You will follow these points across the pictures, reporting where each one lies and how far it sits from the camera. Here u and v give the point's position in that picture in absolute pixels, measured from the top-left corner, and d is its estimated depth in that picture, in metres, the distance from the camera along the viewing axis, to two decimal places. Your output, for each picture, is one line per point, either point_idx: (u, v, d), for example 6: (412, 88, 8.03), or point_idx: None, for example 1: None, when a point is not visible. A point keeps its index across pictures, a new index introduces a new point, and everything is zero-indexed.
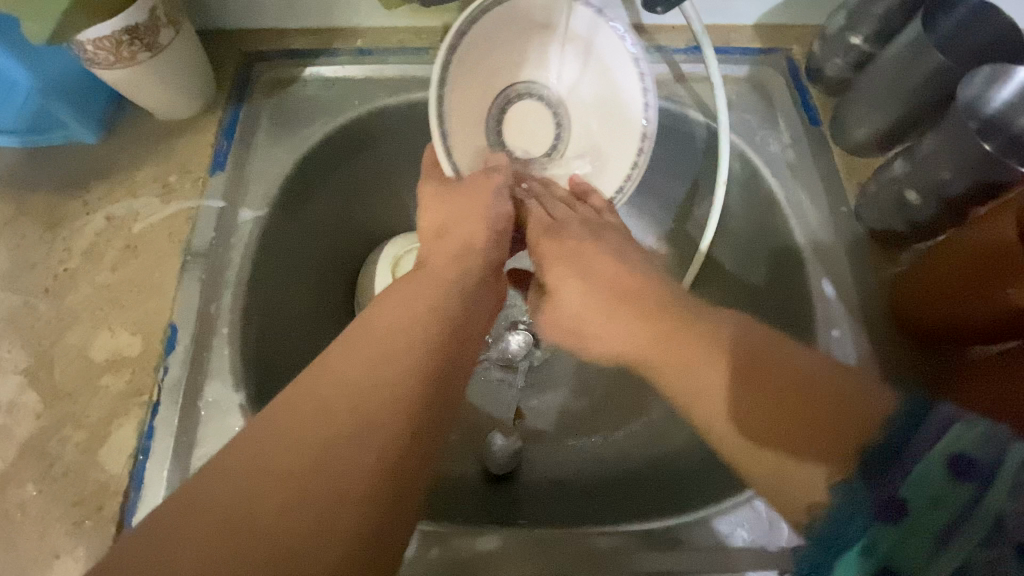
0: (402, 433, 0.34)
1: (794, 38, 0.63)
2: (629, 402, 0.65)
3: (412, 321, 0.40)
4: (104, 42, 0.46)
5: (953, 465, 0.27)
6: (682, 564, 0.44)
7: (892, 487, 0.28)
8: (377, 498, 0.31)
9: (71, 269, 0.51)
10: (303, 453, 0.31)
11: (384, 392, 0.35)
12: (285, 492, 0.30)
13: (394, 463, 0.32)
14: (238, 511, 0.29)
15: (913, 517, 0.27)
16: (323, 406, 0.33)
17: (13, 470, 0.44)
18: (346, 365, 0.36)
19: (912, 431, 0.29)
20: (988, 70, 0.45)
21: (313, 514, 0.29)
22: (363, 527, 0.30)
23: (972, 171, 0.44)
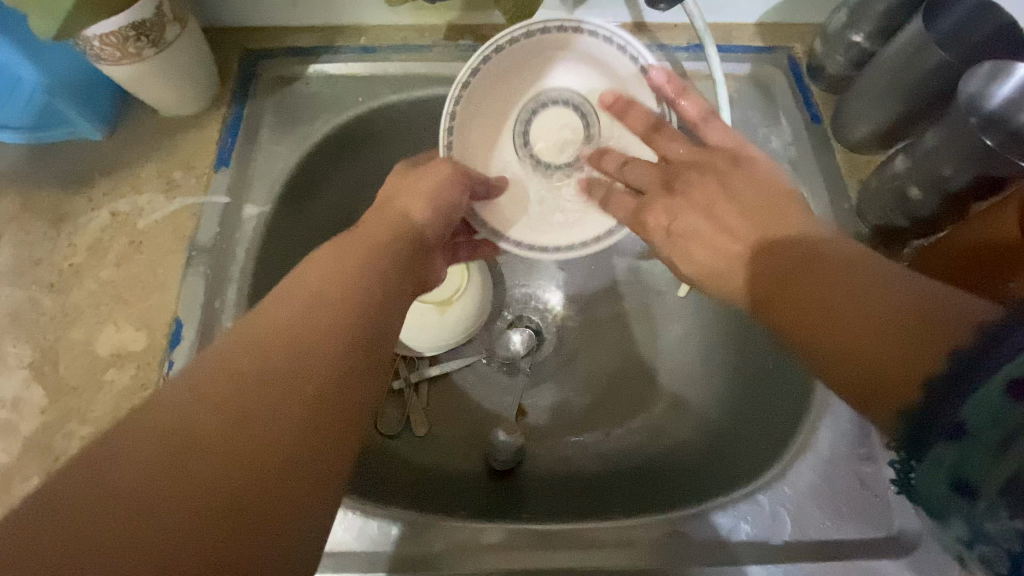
0: (338, 380, 0.32)
1: (796, 36, 0.63)
2: (631, 399, 0.65)
3: (355, 274, 0.38)
4: (111, 37, 0.46)
5: (1015, 389, 0.23)
6: (685, 558, 0.44)
7: (954, 407, 0.25)
8: (305, 451, 0.29)
9: (75, 265, 0.51)
10: (223, 396, 0.29)
11: (327, 343, 0.33)
12: (216, 415, 0.28)
13: (331, 412, 0.31)
14: (133, 455, 0.26)
15: (973, 437, 0.24)
16: (260, 332, 0.32)
17: (18, 465, 0.44)
18: (285, 311, 0.34)
19: (987, 348, 0.25)
20: (988, 67, 0.45)
21: (240, 443, 0.28)
22: (289, 470, 0.28)
23: (973, 164, 0.44)
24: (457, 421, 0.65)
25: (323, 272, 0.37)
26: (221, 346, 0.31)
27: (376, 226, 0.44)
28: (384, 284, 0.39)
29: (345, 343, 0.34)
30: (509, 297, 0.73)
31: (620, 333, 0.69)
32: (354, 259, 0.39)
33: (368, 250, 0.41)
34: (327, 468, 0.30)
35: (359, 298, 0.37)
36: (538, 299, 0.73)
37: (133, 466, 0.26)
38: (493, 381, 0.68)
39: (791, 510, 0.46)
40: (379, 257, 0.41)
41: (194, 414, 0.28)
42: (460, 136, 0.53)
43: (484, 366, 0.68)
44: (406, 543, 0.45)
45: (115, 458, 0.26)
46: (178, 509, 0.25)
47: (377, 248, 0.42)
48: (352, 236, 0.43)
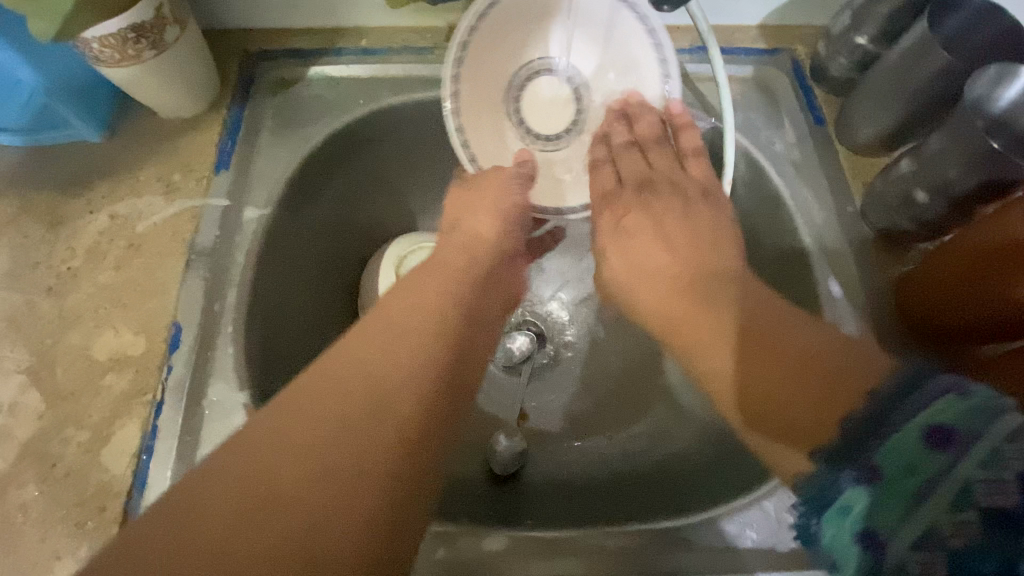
0: (417, 427, 0.33)
1: (798, 38, 0.63)
2: (634, 403, 0.65)
3: (422, 318, 0.39)
4: (110, 39, 0.46)
5: (931, 434, 0.26)
6: (691, 565, 0.44)
7: (869, 454, 0.28)
8: (396, 477, 0.31)
9: (73, 269, 0.51)
10: (318, 430, 0.31)
11: (402, 383, 0.34)
12: (308, 458, 0.30)
13: (410, 454, 0.32)
14: (247, 483, 0.29)
15: (887, 478, 0.27)
16: (349, 368, 0.34)
17: (14, 471, 0.44)
18: (363, 356, 0.35)
19: (903, 400, 0.28)
20: (993, 70, 0.45)
21: (329, 482, 0.29)
22: (377, 509, 0.30)
23: (980, 169, 0.44)
24: None
25: (393, 320, 0.38)
26: (304, 391, 0.33)
27: (436, 269, 0.45)
28: (450, 327, 0.40)
29: (420, 387, 0.35)
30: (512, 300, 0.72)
31: (621, 337, 0.69)
32: (418, 306, 0.40)
33: (430, 297, 0.41)
34: (409, 510, 0.31)
35: (424, 343, 0.37)
36: (539, 303, 0.72)
37: (248, 493, 0.28)
38: (495, 385, 0.68)
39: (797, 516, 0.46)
40: (449, 301, 0.42)
41: (288, 458, 0.30)
42: (465, 120, 0.53)
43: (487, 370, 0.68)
44: None
45: (215, 495, 0.28)
46: (278, 551, 0.27)
47: (446, 296, 0.42)
48: (410, 279, 0.44)
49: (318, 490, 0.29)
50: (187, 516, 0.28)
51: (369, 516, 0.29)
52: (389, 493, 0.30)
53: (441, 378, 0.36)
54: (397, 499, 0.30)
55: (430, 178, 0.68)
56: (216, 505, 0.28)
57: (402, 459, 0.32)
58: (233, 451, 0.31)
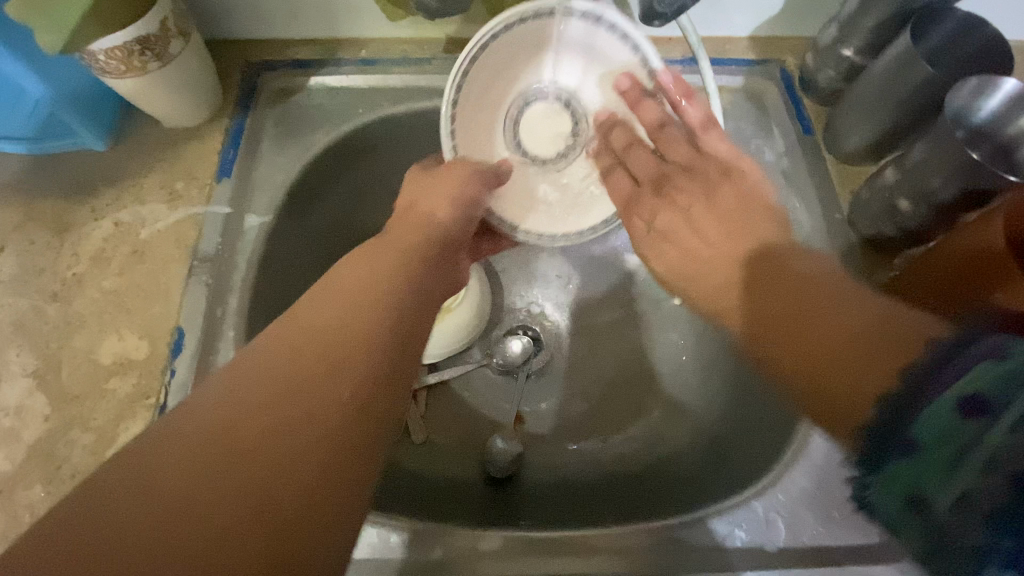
0: (361, 403, 0.33)
1: (787, 50, 0.64)
2: (628, 406, 0.66)
3: (368, 295, 0.38)
4: (116, 51, 0.47)
5: (963, 402, 0.23)
6: (680, 564, 0.45)
7: (903, 424, 0.24)
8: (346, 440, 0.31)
9: (78, 274, 0.52)
10: (269, 392, 0.31)
11: (352, 349, 0.34)
12: (244, 438, 0.29)
13: (355, 429, 0.32)
14: (202, 441, 0.28)
15: (925, 445, 0.23)
16: (306, 334, 0.35)
17: (20, 473, 0.45)
18: (302, 336, 0.34)
19: (935, 364, 0.25)
20: (974, 82, 0.46)
21: (269, 461, 0.28)
22: (335, 458, 0.30)
23: (961, 178, 0.45)
24: (455, 428, 0.66)
25: (334, 299, 0.37)
26: (245, 369, 0.32)
27: (382, 246, 0.44)
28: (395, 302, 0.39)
29: (366, 362, 0.34)
30: (509, 305, 0.73)
31: (615, 340, 0.70)
32: (363, 282, 0.39)
33: (373, 273, 0.40)
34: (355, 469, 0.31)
35: (366, 319, 0.36)
36: (535, 308, 0.73)
37: (198, 451, 0.28)
38: (491, 389, 0.69)
39: (784, 517, 0.47)
40: (394, 277, 0.41)
41: (227, 438, 0.29)
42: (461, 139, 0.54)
43: (484, 374, 0.69)
44: (408, 551, 0.45)
45: (153, 477, 0.27)
46: (228, 499, 0.27)
47: (388, 272, 0.41)
48: (355, 256, 0.42)
49: (256, 469, 0.28)
50: (120, 501, 0.26)
51: (310, 490, 0.29)
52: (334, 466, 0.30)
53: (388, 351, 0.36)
54: (344, 471, 0.30)
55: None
56: (158, 486, 0.27)
57: (346, 434, 0.31)
58: (167, 429, 0.29)
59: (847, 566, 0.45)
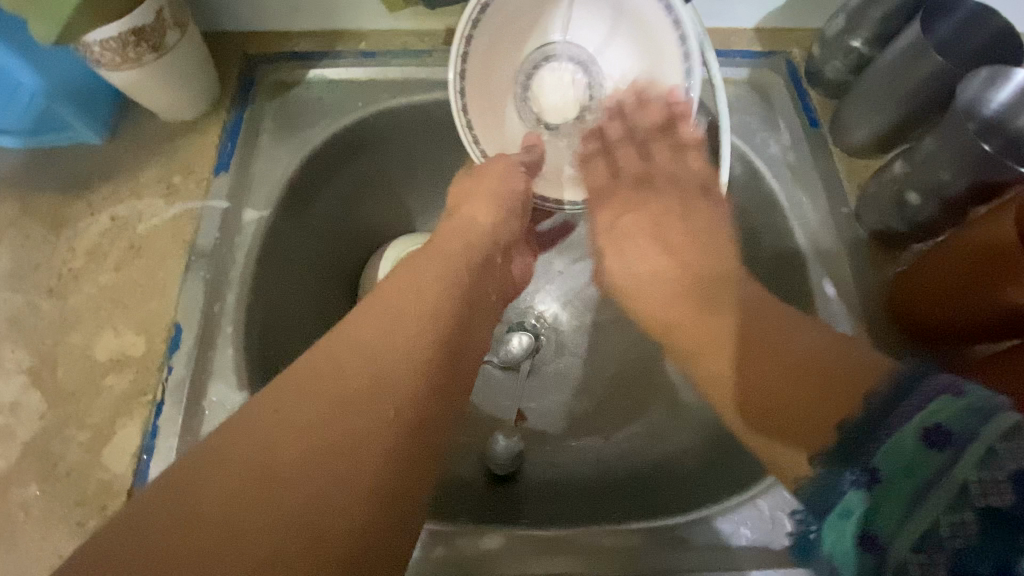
0: (402, 424, 0.33)
1: (794, 41, 0.63)
2: (632, 403, 0.65)
3: (407, 318, 0.38)
4: (111, 42, 0.46)
5: (927, 435, 0.27)
6: (684, 563, 0.44)
7: (869, 455, 0.29)
8: (396, 454, 0.32)
9: (74, 269, 0.51)
10: (322, 411, 0.32)
11: (395, 367, 0.35)
12: (283, 468, 0.29)
13: (398, 459, 0.32)
14: (261, 454, 0.30)
15: (885, 481, 0.27)
16: (354, 349, 0.35)
17: (16, 470, 0.44)
18: (349, 361, 0.35)
19: (902, 399, 0.29)
20: (985, 73, 0.45)
21: (309, 491, 0.29)
22: (388, 478, 0.31)
23: (971, 171, 0.44)
24: None
25: (375, 323, 0.37)
26: (291, 391, 0.33)
27: (425, 264, 0.44)
28: (437, 329, 0.38)
29: (406, 391, 0.34)
30: (512, 301, 0.73)
31: (618, 336, 0.70)
32: (404, 308, 0.39)
33: (417, 294, 0.40)
34: (413, 488, 0.32)
35: (407, 348, 0.36)
36: (537, 305, 0.73)
37: (255, 464, 0.29)
38: (494, 385, 0.68)
39: (791, 515, 0.46)
40: (436, 300, 0.40)
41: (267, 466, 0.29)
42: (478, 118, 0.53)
43: (487, 371, 0.69)
44: (409, 550, 0.45)
45: (205, 500, 0.28)
46: (284, 515, 0.28)
47: (431, 292, 0.41)
48: (398, 275, 0.43)
49: (294, 498, 0.29)
50: (174, 525, 0.27)
51: (348, 516, 0.29)
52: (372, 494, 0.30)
53: (429, 379, 0.36)
54: (382, 499, 0.30)
55: (430, 180, 0.68)
56: (204, 507, 0.28)
57: (385, 464, 0.31)
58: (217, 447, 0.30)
59: None
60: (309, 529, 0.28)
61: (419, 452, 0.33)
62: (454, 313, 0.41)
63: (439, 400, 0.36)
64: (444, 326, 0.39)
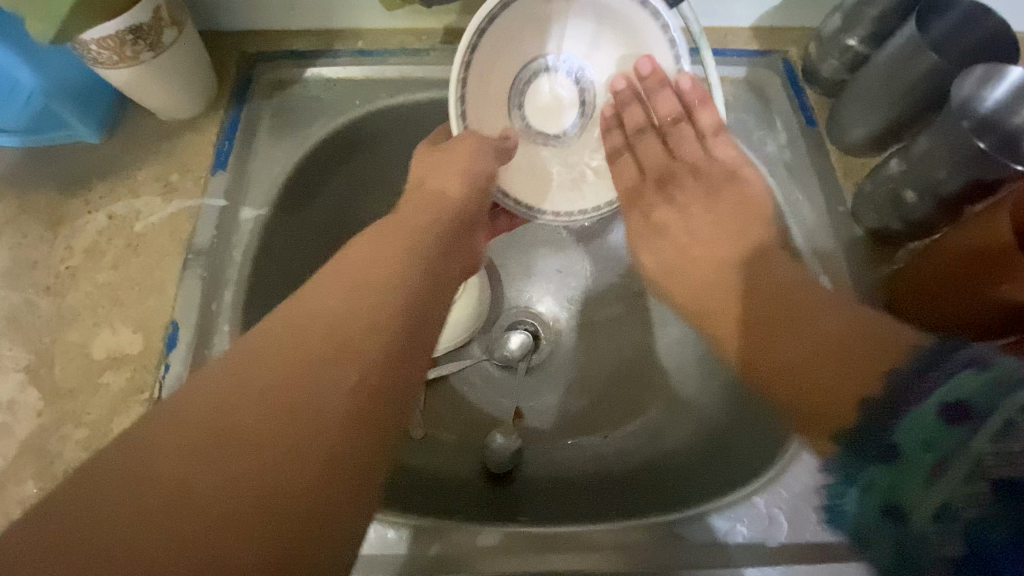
0: (359, 394, 0.32)
1: (790, 40, 0.63)
2: (629, 401, 0.65)
3: (366, 290, 0.37)
4: (108, 41, 0.46)
5: (947, 410, 0.27)
6: (680, 560, 0.44)
7: (889, 431, 0.29)
8: (354, 422, 0.31)
9: (72, 268, 0.51)
10: (281, 376, 0.31)
11: (357, 335, 0.34)
12: (231, 433, 0.29)
13: (351, 433, 0.31)
14: (216, 419, 0.29)
15: (905, 455, 0.27)
16: (318, 318, 0.35)
17: (13, 468, 0.44)
18: (303, 332, 0.34)
19: (919, 375, 0.29)
20: (979, 71, 0.45)
21: (257, 459, 0.28)
22: (345, 448, 0.30)
23: (967, 169, 0.45)
24: (454, 423, 0.65)
25: (331, 294, 0.36)
26: (251, 357, 0.32)
27: (390, 237, 0.43)
28: (397, 301, 0.37)
29: (364, 363, 0.33)
30: (509, 299, 0.73)
31: (615, 335, 0.70)
32: (361, 280, 0.38)
33: (378, 267, 0.39)
34: (371, 457, 0.31)
35: (365, 320, 0.35)
36: (534, 304, 0.73)
37: (210, 429, 0.29)
38: (490, 384, 0.68)
39: (787, 512, 0.46)
40: (400, 275, 0.40)
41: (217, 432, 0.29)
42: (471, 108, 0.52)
43: (484, 369, 0.69)
44: (405, 547, 0.45)
45: (156, 462, 0.27)
46: (236, 482, 0.27)
47: (393, 267, 0.40)
48: (359, 246, 0.41)
49: (240, 466, 0.28)
50: (123, 487, 0.27)
51: (296, 489, 0.28)
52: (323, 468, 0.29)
53: (387, 352, 0.35)
54: (332, 473, 0.29)
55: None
56: (148, 476, 0.27)
57: (337, 437, 0.30)
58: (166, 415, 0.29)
59: (851, 563, 0.44)
60: (255, 500, 0.27)
61: (373, 427, 0.32)
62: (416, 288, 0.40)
63: (399, 373, 0.35)
64: (405, 298, 0.38)
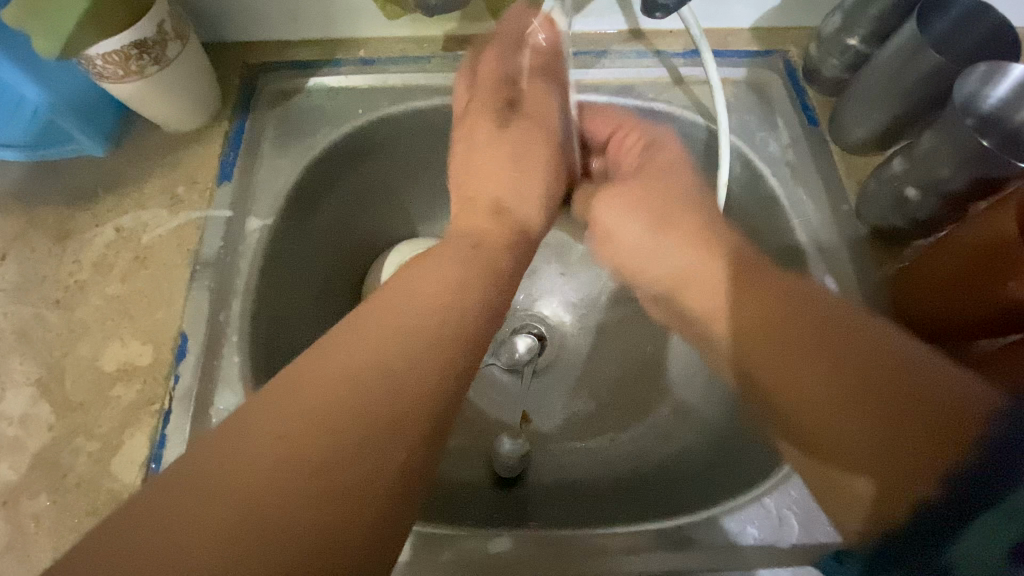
0: (401, 444, 0.31)
1: (790, 40, 0.64)
2: (635, 404, 0.66)
3: (398, 338, 0.35)
4: (113, 56, 0.47)
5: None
6: (693, 563, 0.44)
7: (1000, 480, 0.29)
8: (396, 478, 0.30)
9: (80, 281, 0.52)
10: (323, 420, 0.30)
11: (405, 376, 0.33)
12: (272, 481, 0.28)
13: (392, 484, 0.30)
14: (255, 463, 0.28)
15: (1014, 503, 0.29)
16: (367, 350, 0.33)
17: (25, 482, 0.44)
18: (319, 388, 0.31)
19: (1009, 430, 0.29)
20: (983, 67, 0.45)
21: (276, 540, 0.26)
22: (382, 503, 0.30)
23: (969, 166, 0.45)
24: (462, 429, 0.66)
25: (350, 340, 0.34)
26: (295, 392, 0.31)
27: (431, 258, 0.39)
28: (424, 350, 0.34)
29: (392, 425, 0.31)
30: (515, 304, 0.73)
31: (622, 337, 0.70)
32: (385, 327, 0.35)
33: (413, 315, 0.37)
34: (404, 511, 0.31)
35: (388, 369, 0.33)
36: (540, 309, 0.73)
37: (252, 474, 0.28)
38: (496, 389, 0.68)
39: (797, 513, 0.46)
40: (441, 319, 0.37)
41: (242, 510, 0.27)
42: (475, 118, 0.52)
43: (490, 375, 0.69)
44: (415, 555, 0.45)
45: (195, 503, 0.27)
46: (275, 540, 0.27)
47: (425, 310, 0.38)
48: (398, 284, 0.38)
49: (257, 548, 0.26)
50: (155, 530, 0.26)
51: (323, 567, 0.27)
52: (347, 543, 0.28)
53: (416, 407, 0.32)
54: (352, 543, 0.28)
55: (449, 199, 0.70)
56: (188, 537, 0.26)
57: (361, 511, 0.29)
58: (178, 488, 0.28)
59: None
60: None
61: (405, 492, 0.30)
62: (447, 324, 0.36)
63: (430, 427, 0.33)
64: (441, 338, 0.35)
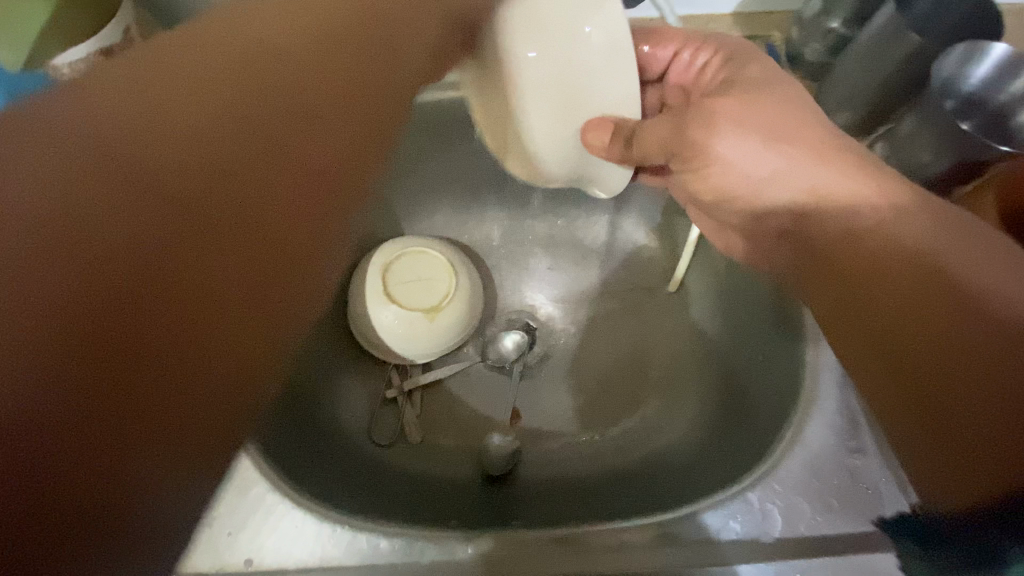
0: (223, 259, 0.26)
1: (773, 25, 0.62)
2: (625, 399, 0.66)
3: (217, 95, 0.28)
4: (81, 65, 0.45)
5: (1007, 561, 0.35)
6: (676, 560, 0.44)
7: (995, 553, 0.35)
8: (195, 321, 0.25)
9: None
10: (201, 233, 0.26)
11: (318, 156, 0.31)
12: (111, 270, 0.23)
13: (181, 327, 0.25)
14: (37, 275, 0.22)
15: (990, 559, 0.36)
16: (247, 124, 0.29)
17: None
18: (114, 234, 0.24)
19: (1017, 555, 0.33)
20: (961, 49, 0.44)
21: (165, 396, 0.24)
22: (245, 332, 0.27)
23: (951, 149, 0.44)
24: (450, 427, 0.66)
25: (192, 125, 0.27)
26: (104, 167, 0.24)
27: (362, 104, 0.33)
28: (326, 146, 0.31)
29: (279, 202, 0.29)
30: (503, 300, 0.72)
31: (611, 330, 0.70)
32: (292, 117, 0.30)
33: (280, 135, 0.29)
34: (233, 359, 0.26)
35: (298, 188, 0.30)
36: (527, 303, 0.72)
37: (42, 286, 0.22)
38: (485, 385, 0.68)
39: (781, 507, 0.45)
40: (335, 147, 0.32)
41: (73, 238, 0.23)
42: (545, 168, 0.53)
43: (477, 372, 0.69)
44: (396, 557, 0.44)
45: None
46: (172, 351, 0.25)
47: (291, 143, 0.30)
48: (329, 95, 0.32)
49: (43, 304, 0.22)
50: None
51: (115, 354, 0.23)
52: (90, 353, 0.23)
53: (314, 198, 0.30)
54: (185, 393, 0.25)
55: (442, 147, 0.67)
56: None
57: (155, 318, 0.24)
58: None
59: (848, 555, 0.43)
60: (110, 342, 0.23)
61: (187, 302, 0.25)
62: (310, 165, 0.30)
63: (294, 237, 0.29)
64: (299, 156, 0.30)
